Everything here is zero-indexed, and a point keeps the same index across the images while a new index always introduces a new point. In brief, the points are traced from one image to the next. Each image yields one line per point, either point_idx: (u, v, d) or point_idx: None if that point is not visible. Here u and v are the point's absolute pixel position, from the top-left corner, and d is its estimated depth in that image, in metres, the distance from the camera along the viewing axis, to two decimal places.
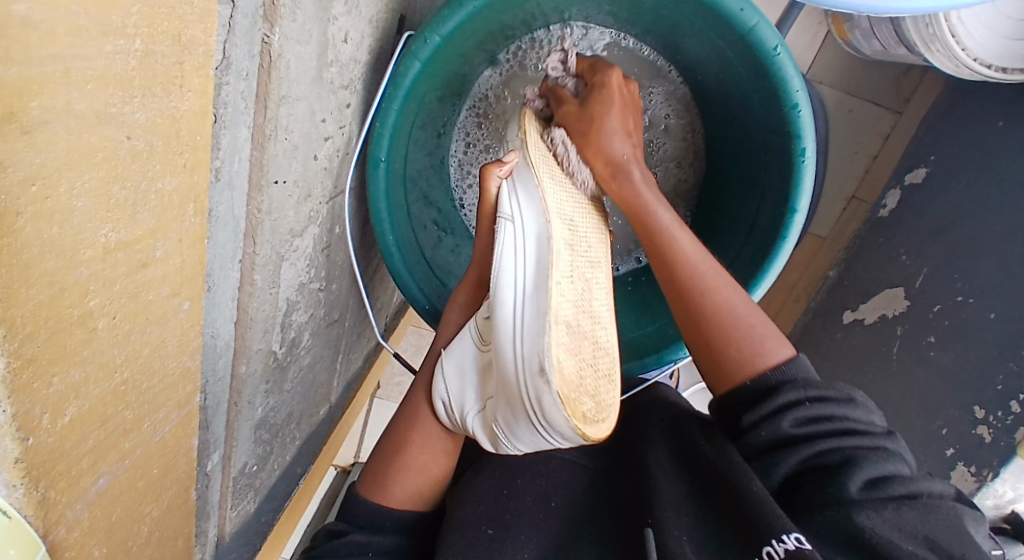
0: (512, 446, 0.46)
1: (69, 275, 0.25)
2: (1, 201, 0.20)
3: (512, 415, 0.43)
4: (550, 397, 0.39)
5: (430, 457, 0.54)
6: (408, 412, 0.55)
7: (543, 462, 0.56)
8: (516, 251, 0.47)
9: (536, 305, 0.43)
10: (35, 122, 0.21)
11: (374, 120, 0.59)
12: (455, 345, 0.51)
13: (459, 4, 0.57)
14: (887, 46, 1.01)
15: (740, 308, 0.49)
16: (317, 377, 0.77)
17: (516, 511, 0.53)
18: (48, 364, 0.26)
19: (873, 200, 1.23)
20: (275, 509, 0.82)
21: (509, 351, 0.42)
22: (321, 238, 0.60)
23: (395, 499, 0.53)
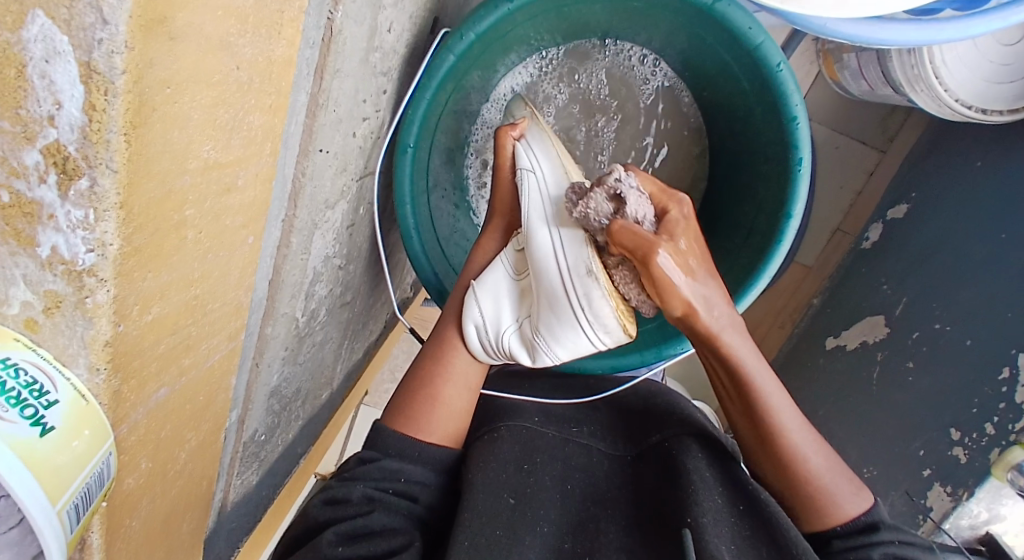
0: (552, 353, 0.55)
1: (177, 181, 0.28)
2: (144, 92, 0.24)
3: (556, 318, 0.52)
4: (599, 291, 0.49)
5: (456, 392, 0.59)
6: (437, 348, 0.61)
7: (561, 445, 0.60)
8: (540, 190, 0.57)
9: (572, 229, 0.54)
10: (177, 31, 0.24)
11: (406, 108, 0.64)
12: (489, 276, 0.60)
13: (495, 5, 0.62)
14: (875, 85, 1.07)
15: (809, 450, 0.53)
16: (325, 357, 0.79)
17: (536, 485, 0.55)
18: (147, 259, 0.29)
19: (856, 233, 1.29)
20: (273, 488, 0.83)
21: (553, 265, 0.53)
22: (348, 215, 0.64)
23: (424, 431, 0.56)
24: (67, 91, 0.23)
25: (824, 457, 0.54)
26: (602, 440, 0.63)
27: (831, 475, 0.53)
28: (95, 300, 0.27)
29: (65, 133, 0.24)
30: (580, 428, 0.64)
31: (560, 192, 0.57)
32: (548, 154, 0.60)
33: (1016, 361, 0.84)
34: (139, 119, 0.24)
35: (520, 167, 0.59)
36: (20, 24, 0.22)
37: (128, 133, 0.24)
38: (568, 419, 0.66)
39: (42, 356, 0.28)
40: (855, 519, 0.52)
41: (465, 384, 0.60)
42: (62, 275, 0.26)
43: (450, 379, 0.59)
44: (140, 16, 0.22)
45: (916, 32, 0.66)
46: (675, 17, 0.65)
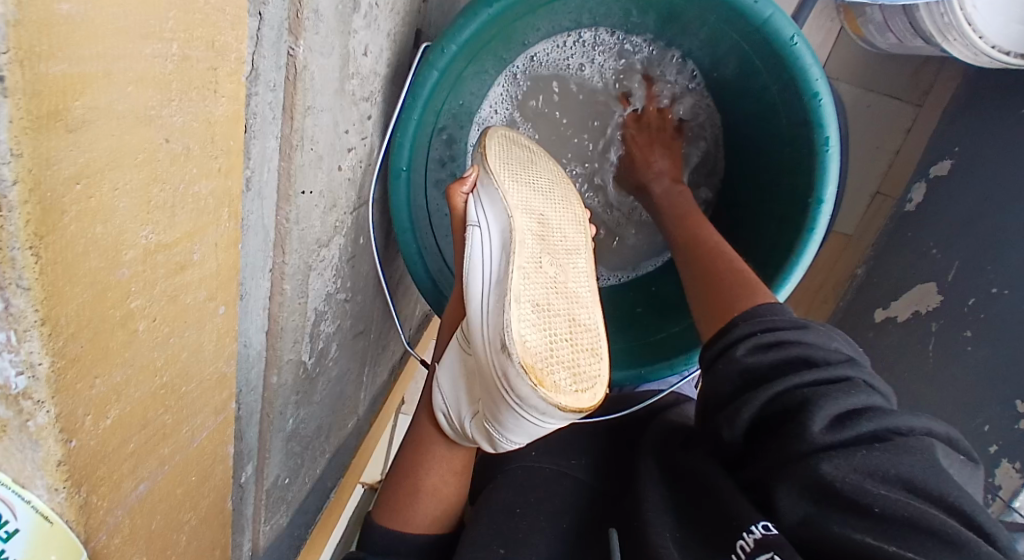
0: (507, 438, 0.49)
1: (113, 275, 0.26)
2: (50, 198, 0.21)
3: (495, 402, 0.47)
4: (514, 369, 0.44)
5: (443, 479, 0.56)
6: (416, 439, 0.58)
7: (559, 480, 0.55)
8: (481, 250, 0.50)
9: (499, 292, 0.47)
10: (78, 121, 0.22)
11: (394, 131, 0.60)
12: (446, 355, 0.54)
13: (475, 11, 0.57)
14: (905, 39, 0.99)
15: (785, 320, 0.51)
16: (344, 389, 0.77)
17: (528, 528, 0.51)
18: (91, 365, 0.26)
19: (898, 195, 1.21)
20: (305, 524, 0.82)
21: (480, 340, 0.47)
22: (347, 248, 0.61)
23: (415, 524, 0.55)
24: None
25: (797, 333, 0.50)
26: (601, 470, 0.58)
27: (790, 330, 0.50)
28: (36, 423, 0.25)
29: None
30: (581, 459, 0.59)
31: (501, 248, 0.49)
32: (494, 207, 0.51)
33: None
34: (45, 227, 0.22)
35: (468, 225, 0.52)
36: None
37: (35, 244, 0.21)
38: (569, 444, 0.61)
39: (1, 482, 0.25)
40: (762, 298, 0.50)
41: (455, 469, 0.57)
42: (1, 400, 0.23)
43: (437, 467, 0.56)
44: (26, 117, 0.20)
45: None
46: None
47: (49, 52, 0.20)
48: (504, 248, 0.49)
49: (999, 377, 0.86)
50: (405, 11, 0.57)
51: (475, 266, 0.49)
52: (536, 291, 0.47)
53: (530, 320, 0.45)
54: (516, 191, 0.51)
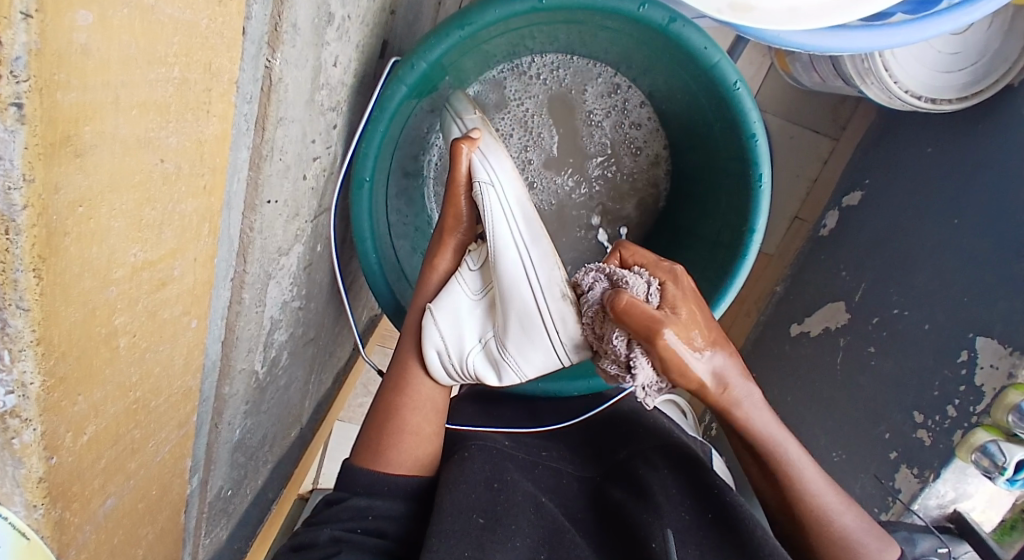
0: (520, 370, 0.59)
1: (101, 295, 0.26)
2: (52, 221, 0.21)
3: (531, 339, 0.56)
4: (575, 314, 0.55)
5: (425, 420, 0.61)
6: (401, 375, 0.63)
7: (531, 467, 0.60)
8: (501, 205, 0.58)
9: (535, 249, 0.56)
10: (85, 146, 0.22)
11: (359, 142, 0.61)
12: (448, 296, 0.61)
13: (446, 33, 0.58)
14: (826, 78, 1.08)
15: (855, 528, 0.52)
16: (291, 398, 0.76)
17: (507, 500, 0.53)
18: (75, 383, 0.26)
19: (814, 220, 1.30)
20: (246, 534, 0.80)
21: (527, 289, 0.55)
22: (305, 256, 0.61)
23: (396, 463, 0.58)
24: None
25: (862, 524, 0.53)
26: (571, 463, 0.64)
27: (858, 528, 0.53)
28: (21, 440, 0.24)
29: None
30: (549, 453, 0.65)
31: (522, 207, 0.58)
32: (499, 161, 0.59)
33: (974, 344, 0.84)
34: (48, 250, 0.22)
35: (477, 180, 0.58)
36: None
37: (38, 267, 0.21)
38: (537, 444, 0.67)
39: None
40: None
41: (433, 412, 0.62)
42: None
43: (417, 408, 0.61)
44: (39, 143, 0.19)
45: (869, 37, 0.64)
46: (631, 35, 0.62)
47: (62, 83, 0.20)
48: (524, 208, 0.58)
49: (900, 388, 0.95)
50: (374, 25, 0.58)
51: (500, 222, 0.57)
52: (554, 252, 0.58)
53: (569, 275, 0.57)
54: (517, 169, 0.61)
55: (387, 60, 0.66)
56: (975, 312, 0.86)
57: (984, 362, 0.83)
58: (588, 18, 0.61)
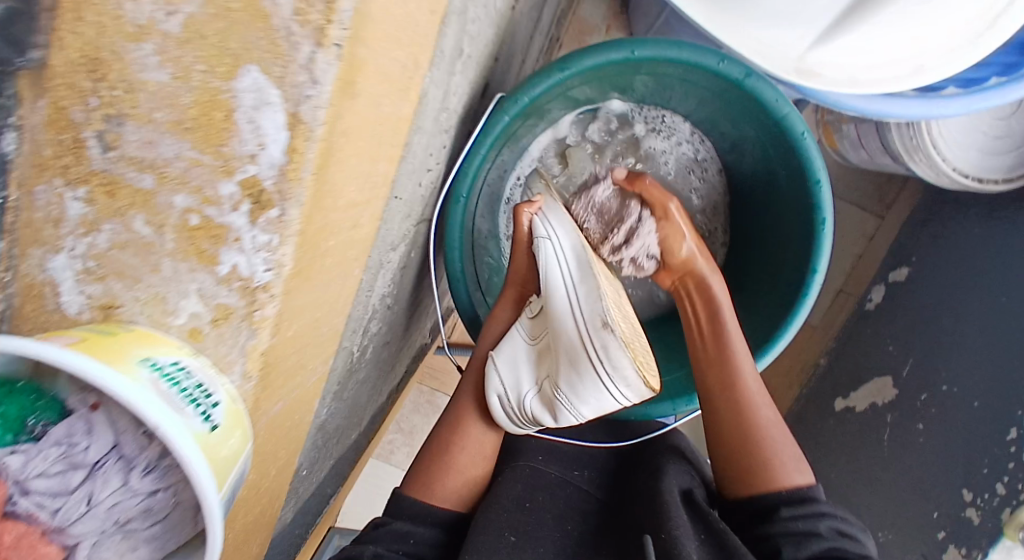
0: (575, 410, 0.60)
1: (331, 214, 0.33)
2: (333, 141, 0.29)
3: (578, 373, 0.58)
4: (616, 343, 0.55)
5: (470, 461, 0.75)
6: (455, 417, 0.77)
7: (563, 485, 0.71)
8: (557, 256, 0.65)
9: (584, 289, 0.61)
10: (357, 90, 0.30)
11: (462, 161, 0.70)
12: (509, 344, 0.68)
13: (547, 74, 0.68)
14: (875, 155, 1.14)
15: (775, 421, 0.65)
16: (361, 397, 0.81)
17: (536, 521, 0.64)
18: (302, 284, 0.33)
19: (859, 294, 1.32)
20: (301, 530, 0.84)
21: (572, 323, 0.59)
22: (404, 257, 0.68)
23: (440, 496, 0.73)
24: (272, 134, 0.28)
25: (784, 436, 0.64)
26: (592, 484, 0.74)
27: (786, 458, 0.63)
28: (263, 314, 0.31)
29: (264, 170, 0.28)
30: (581, 472, 0.74)
31: (574, 255, 0.64)
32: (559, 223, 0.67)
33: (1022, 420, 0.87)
34: (324, 161, 0.29)
35: (537, 238, 0.67)
36: (231, 75, 0.27)
37: (317, 172, 0.29)
38: (573, 459, 0.75)
39: (202, 362, 0.31)
40: (795, 488, 0.61)
41: (481, 455, 0.76)
42: (238, 291, 0.31)
43: (464, 449, 0.75)
44: (342, 76, 0.28)
45: (923, 107, 0.70)
46: (708, 88, 0.71)
47: (363, 38, 0.28)
48: (576, 255, 0.64)
49: (951, 466, 0.95)
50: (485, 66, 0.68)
51: (554, 270, 0.63)
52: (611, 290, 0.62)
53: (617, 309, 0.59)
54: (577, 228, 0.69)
55: (488, 99, 0.76)
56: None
57: None
58: (673, 68, 0.70)
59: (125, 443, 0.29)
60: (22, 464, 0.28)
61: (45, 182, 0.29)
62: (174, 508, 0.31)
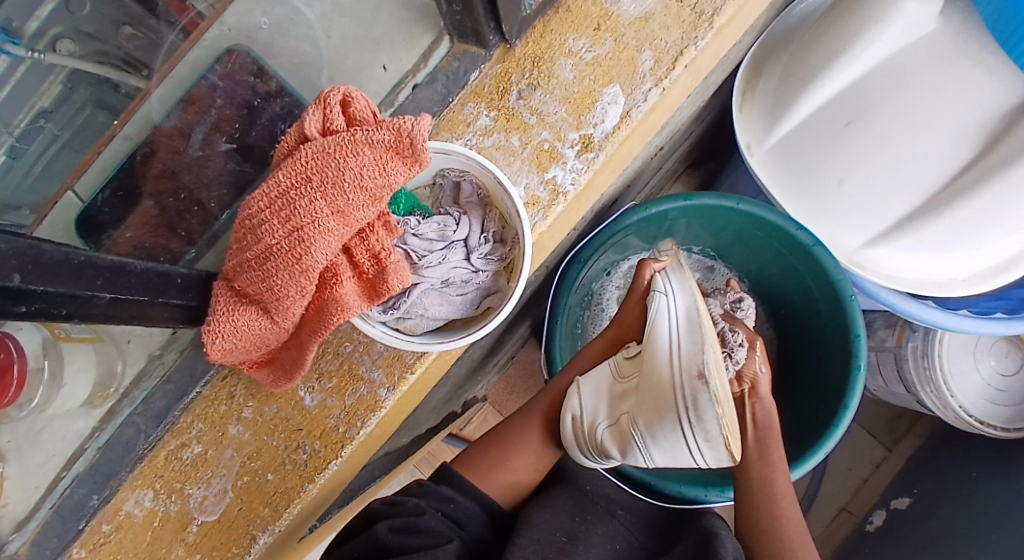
0: (649, 446, 0.65)
1: (602, 178, 0.57)
2: (633, 132, 0.54)
3: (662, 416, 0.62)
4: (707, 394, 0.58)
5: (524, 465, 0.77)
6: (521, 423, 0.80)
7: (610, 512, 0.78)
8: (668, 309, 0.69)
9: (689, 338, 0.64)
10: (651, 117, 0.56)
11: (590, 239, 0.95)
12: (598, 373, 0.76)
13: (671, 199, 0.94)
14: (890, 383, 1.14)
15: (799, 520, 0.72)
16: (440, 392, 0.98)
17: (581, 534, 0.74)
18: (574, 206, 0.56)
19: (861, 514, 1.24)
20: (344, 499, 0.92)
21: (665, 366, 0.63)
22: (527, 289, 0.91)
23: (489, 484, 0.74)
24: (611, 117, 0.54)
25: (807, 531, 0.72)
26: (639, 522, 0.79)
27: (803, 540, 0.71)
28: (557, 207, 0.53)
29: (597, 132, 0.54)
30: (624, 510, 0.79)
31: (686, 312, 0.68)
32: (679, 281, 0.72)
33: None
34: (625, 140, 0.55)
35: (654, 289, 0.72)
36: (606, 84, 0.54)
37: (620, 142, 0.54)
38: (616, 499, 0.80)
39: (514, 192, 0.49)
40: None
41: (533, 465, 0.78)
42: (548, 189, 0.53)
43: (522, 454, 0.78)
44: (653, 101, 0.54)
45: (939, 316, 0.88)
46: (783, 248, 0.95)
47: (666, 89, 0.55)
48: (688, 315, 0.66)
49: None
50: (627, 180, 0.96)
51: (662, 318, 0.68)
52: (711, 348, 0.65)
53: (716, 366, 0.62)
54: (698, 292, 0.72)
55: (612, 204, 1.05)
56: None
57: None
58: (759, 225, 0.95)
59: (471, 236, 0.50)
60: (415, 226, 0.50)
61: (474, 104, 0.54)
62: (474, 287, 0.50)
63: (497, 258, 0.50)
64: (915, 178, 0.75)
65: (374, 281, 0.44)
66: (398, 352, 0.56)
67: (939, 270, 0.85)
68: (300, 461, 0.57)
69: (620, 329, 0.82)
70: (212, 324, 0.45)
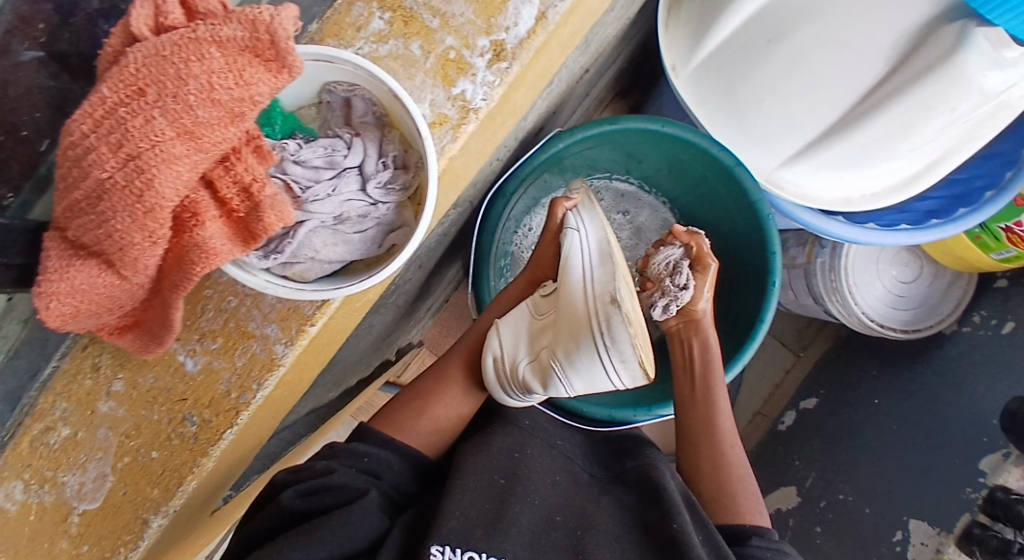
0: (567, 380, 0.61)
1: (516, 92, 0.50)
2: (549, 37, 0.47)
3: (577, 344, 0.59)
4: (619, 317, 0.56)
5: (447, 411, 0.73)
6: (441, 368, 0.75)
7: (550, 446, 0.71)
8: (581, 244, 0.66)
9: (602, 270, 0.62)
10: (569, 20, 0.49)
11: (516, 167, 0.89)
12: (514, 315, 0.72)
13: (596, 124, 0.89)
14: (800, 297, 1.17)
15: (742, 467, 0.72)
16: (361, 342, 0.91)
17: (527, 470, 0.66)
18: (486, 126, 0.49)
19: (774, 415, 1.25)
20: (263, 461, 0.85)
21: (581, 297, 0.61)
22: (445, 226, 0.84)
23: (407, 435, 0.70)
24: (525, 20, 0.46)
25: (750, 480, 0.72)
26: (580, 456, 0.74)
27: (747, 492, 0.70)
28: (467, 127, 0.46)
29: (510, 38, 0.46)
30: (563, 442, 0.75)
31: (599, 246, 0.66)
32: (592, 217, 0.70)
33: (909, 527, 0.96)
34: (542, 47, 0.48)
35: (567, 228, 0.70)
36: None
37: (536, 50, 0.47)
38: (554, 432, 0.75)
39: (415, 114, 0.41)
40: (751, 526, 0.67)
41: (458, 408, 0.74)
42: (457, 107, 0.46)
43: (443, 399, 0.73)
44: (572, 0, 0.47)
45: (853, 231, 0.88)
46: (706, 172, 0.93)
47: None
48: (601, 248, 0.65)
49: None
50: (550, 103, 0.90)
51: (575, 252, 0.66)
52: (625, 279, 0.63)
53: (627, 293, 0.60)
54: (607, 225, 0.70)
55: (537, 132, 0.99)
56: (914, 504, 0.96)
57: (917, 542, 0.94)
58: (686, 149, 0.91)
59: (367, 162, 0.42)
60: (296, 150, 0.41)
61: (363, 3, 0.45)
62: (373, 222, 0.43)
63: (400, 187, 0.43)
64: (833, 94, 0.72)
65: (246, 222, 0.36)
66: (294, 303, 0.48)
67: (851, 187, 0.85)
68: (189, 434, 0.49)
69: (535, 270, 0.78)
70: (44, 286, 0.36)
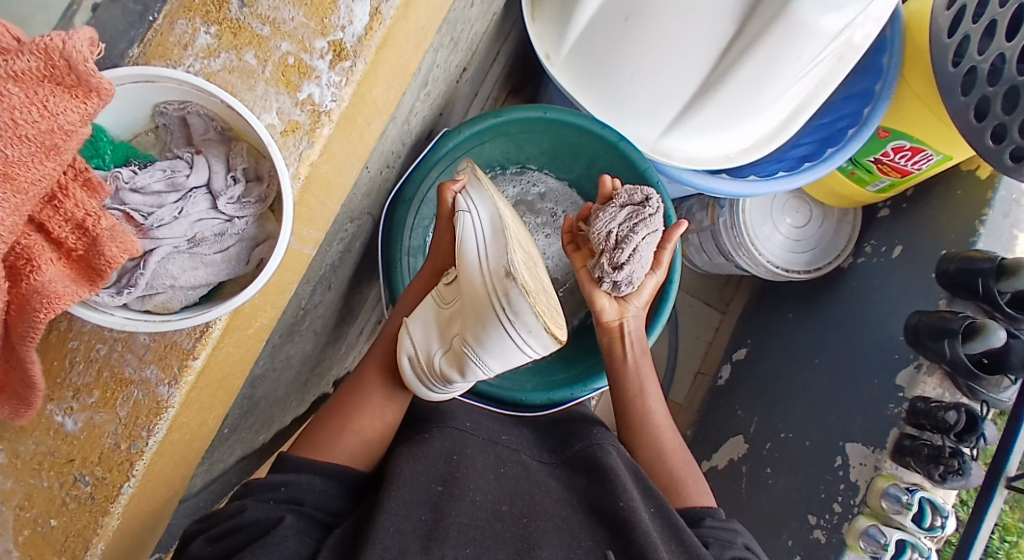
0: (481, 362, 0.62)
1: (370, 91, 0.50)
2: (390, 33, 0.48)
3: (484, 325, 0.59)
4: (518, 291, 0.57)
5: (370, 422, 0.72)
6: (356, 383, 0.75)
7: (493, 444, 0.71)
8: (473, 224, 0.66)
9: (497, 248, 0.63)
10: (408, 13, 0.49)
11: (412, 171, 0.90)
12: (422, 309, 0.71)
13: (481, 118, 0.91)
14: (713, 257, 1.22)
15: (680, 447, 0.77)
16: (279, 375, 0.88)
17: (465, 469, 0.65)
18: (344, 129, 0.49)
19: (712, 372, 1.34)
20: (189, 517, 0.80)
21: (480, 278, 0.61)
22: (344, 242, 0.83)
23: (331, 453, 0.68)
24: (360, 17, 0.46)
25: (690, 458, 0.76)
26: (525, 448, 0.74)
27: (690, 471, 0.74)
28: (323, 131, 0.46)
29: (347, 36, 0.46)
30: (506, 437, 0.75)
31: (492, 225, 0.66)
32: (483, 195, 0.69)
33: (845, 450, 0.98)
34: (384, 44, 0.48)
35: (458, 209, 0.69)
36: None
37: (378, 46, 0.47)
38: (494, 429, 0.75)
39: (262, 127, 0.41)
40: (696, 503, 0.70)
41: (381, 418, 0.73)
42: (308, 112, 0.46)
43: (364, 411, 0.72)
44: None
45: (735, 184, 0.93)
46: (593, 151, 0.95)
47: None
48: (493, 225, 0.65)
49: (797, 501, 1.03)
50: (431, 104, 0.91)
51: (469, 234, 0.65)
52: (521, 255, 0.64)
53: (524, 268, 0.61)
54: (499, 201, 0.70)
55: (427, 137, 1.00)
56: (839, 425, 1.01)
57: (856, 462, 0.96)
58: (571, 131, 0.94)
59: (213, 179, 0.43)
60: (130, 177, 0.42)
61: (186, 19, 0.44)
62: (232, 238, 0.44)
63: (254, 200, 0.44)
64: (687, 59, 0.76)
65: (87, 259, 0.37)
66: (170, 340, 0.46)
67: (725, 143, 0.89)
68: (84, 496, 0.47)
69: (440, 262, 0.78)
70: None
